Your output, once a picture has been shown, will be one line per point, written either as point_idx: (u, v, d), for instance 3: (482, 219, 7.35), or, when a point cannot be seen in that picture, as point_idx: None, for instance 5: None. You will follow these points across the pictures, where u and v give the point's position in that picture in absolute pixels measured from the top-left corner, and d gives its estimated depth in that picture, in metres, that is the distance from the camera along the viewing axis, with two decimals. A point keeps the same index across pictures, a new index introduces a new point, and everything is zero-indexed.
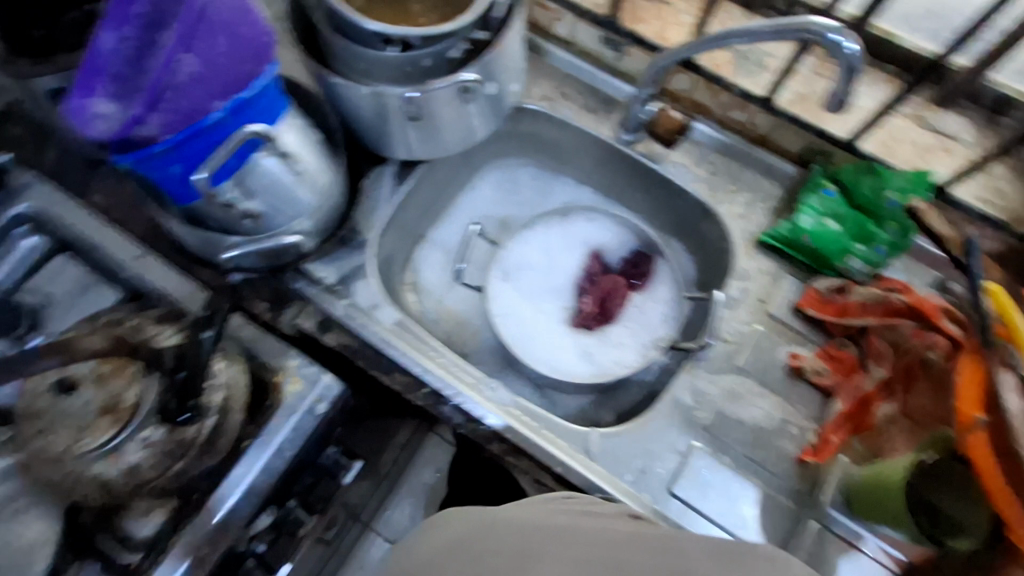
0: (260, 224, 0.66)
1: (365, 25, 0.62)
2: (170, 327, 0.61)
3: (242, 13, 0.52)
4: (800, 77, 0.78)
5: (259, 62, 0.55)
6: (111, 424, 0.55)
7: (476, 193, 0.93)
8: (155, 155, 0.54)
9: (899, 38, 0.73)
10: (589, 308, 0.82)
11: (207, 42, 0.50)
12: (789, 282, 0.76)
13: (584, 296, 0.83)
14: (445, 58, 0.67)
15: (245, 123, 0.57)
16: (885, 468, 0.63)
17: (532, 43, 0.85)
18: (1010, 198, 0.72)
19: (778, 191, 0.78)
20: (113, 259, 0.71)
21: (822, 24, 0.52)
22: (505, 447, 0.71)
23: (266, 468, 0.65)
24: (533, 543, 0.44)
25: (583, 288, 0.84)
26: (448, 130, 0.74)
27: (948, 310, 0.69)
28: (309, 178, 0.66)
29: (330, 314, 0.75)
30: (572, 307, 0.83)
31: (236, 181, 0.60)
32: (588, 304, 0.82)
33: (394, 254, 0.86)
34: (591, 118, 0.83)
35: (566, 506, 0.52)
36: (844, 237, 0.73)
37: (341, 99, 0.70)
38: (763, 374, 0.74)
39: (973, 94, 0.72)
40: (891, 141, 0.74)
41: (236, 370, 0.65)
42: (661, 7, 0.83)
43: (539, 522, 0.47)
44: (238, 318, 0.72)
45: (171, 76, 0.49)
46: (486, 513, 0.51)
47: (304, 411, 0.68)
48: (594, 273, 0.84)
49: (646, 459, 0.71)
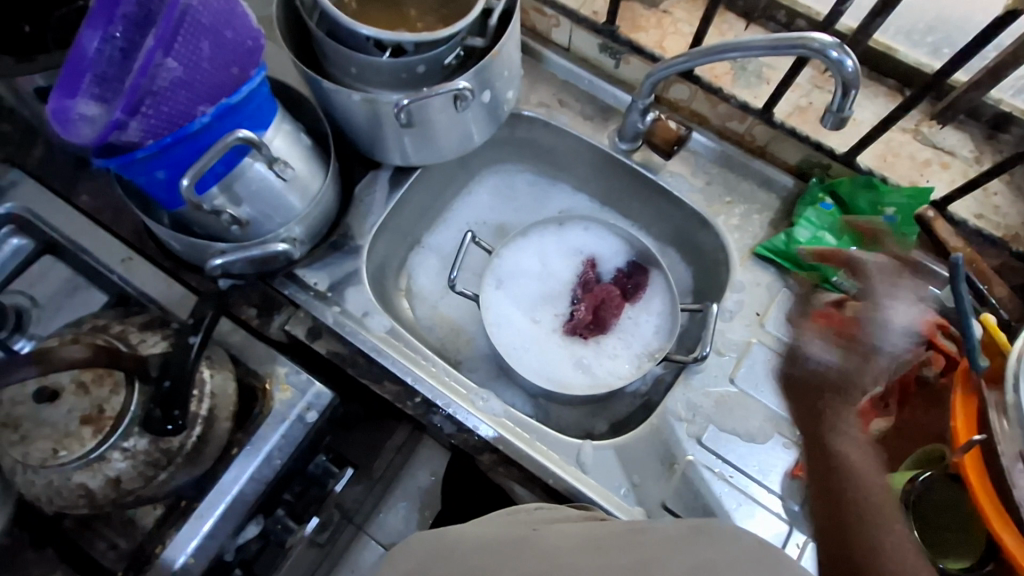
0: (248, 231, 0.65)
1: (357, 29, 0.60)
2: (155, 334, 0.61)
3: (228, 16, 0.51)
4: (798, 89, 0.78)
5: (246, 66, 0.55)
6: (94, 434, 0.54)
7: (473, 198, 0.92)
8: (138, 160, 0.52)
9: (899, 52, 0.73)
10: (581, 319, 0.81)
11: (189, 46, 0.49)
12: (785, 296, 0.76)
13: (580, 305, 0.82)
14: (440, 64, 0.67)
15: (232, 128, 0.56)
16: (882, 486, 0.62)
17: (530, 49, 0.84)
18: (1007, 215, 0.71)
19: (775, 202, 0.78)
20: (100, 261, 0.70)
21: (822, 40, 0.51)
22: (495, 458, 0.70)
23: (254, 476, 0.64)
24: (497, 561, 0.44)
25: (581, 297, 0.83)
26: (442, 137, 0.73)
27: (943, 325, 0.68)
28: (299, 183, 0.65)
29: (321, 322, 0.73)
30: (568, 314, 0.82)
31: (223, 187, 0.58)
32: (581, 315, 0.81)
33: (388, 260, 0.85)
34: (588, 126, 0.82)
35: (541, 516, 0.52)
36: (841, 251, 0.73)
37: (333, 104, 0.68)
38: (758, 387, 0.73)
39: (974, 111, 0.72)
40: (889, 156, 0.74)
41: (223, 378, 0.64)
42: (661, 16, 0.82)
43: (499, 537, 0.48)
44: (227, 323, 0.70)
45: (150, 80, 0.48)
46: (472, 533, 0.50)
47: (293, 420, 0.67)
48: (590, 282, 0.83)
49: (640, 472, 0.70)
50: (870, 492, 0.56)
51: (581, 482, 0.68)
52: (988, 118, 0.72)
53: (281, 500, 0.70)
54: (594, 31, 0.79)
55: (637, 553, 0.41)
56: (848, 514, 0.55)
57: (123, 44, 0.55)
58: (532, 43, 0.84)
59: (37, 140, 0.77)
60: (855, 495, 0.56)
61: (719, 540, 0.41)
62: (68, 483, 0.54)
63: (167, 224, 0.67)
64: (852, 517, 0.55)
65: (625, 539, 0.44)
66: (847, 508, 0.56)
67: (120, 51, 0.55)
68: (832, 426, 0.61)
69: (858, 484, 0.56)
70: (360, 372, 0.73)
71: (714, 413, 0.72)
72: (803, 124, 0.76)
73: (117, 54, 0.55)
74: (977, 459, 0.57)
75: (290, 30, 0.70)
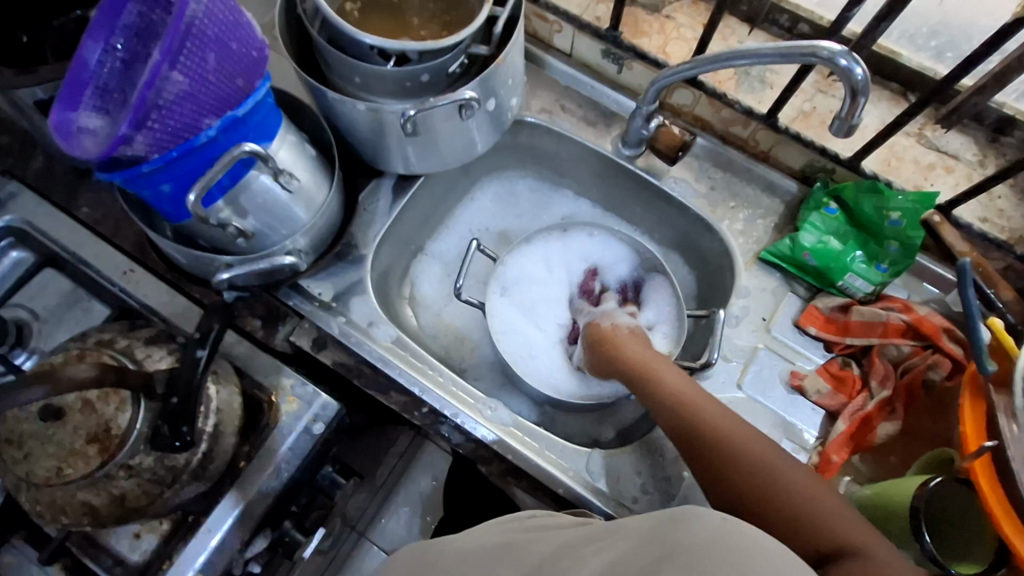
0: (253, 243, 0.65)
1: (361, 39, 0.60)
2: (161, 349, 0.61)
3: (234, 27, 0.51)
4: (801, 93, 0.78)
5: (250, 78, 0.55)
6: (100, 452, 0.54)
7: (475, 205, 0.92)
8: (143, 174, 0.52)
9: (902, 56, 0.74)
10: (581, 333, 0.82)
11: (195, 58, 0.48)
12: (791, 301, 0.76)
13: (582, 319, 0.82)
14: (444, 72, 0.66)
15: (238, 140, 0.55)
16: (892, 492, 0.62)
17: (532, 55, 0.84)
18: (1012, 218, 0.72)
19: (779, 207, 0.78)
20: (103, 274, 0.70)
21: (831, 48, 0.51)
22: (503, 468, 0.70)
23: (263, 488, 0.64)
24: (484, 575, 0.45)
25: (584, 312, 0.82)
26: (446, 145, 0.73)
27: (948, 328, 0.70)
28: (304, 195, 0.65)
29: (326, 332, 0.73)
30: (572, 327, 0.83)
31: (229, 200, 0.58)
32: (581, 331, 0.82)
33: (392, 268, 0.84)
34: (592, 132, 0.82)
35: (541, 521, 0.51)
36: (845, 256, 0.73)
37: (336, 113, 0.68)
38: (766, 392, 0.72)
39: (977, 115, 0.72)
40: (893, 160, 0.74)
41: (229, 393, 0.63)
42: (663, 21, 0.82)
43: (491, 548, 0.48)
44: (231, 335, 0.70)
45: (156, 93, 0.47)
46: (472, 549, 0.49)
47: (300, 432, 0.66)
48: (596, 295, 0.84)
49: (648, 479, 0.70)
50: (722, 415, 0.60)
51: (589, 490, 0.68)
52: (991, 121, 0.72)
53: (288, 512, 0.69)
54: (596, 37, 0.79)
55: (609, 557, 0.40)
56: (714, 443, 0.58)
57: (125, 55, 0.55)
58: (534, 49, 0.84)
59: (36, 151, 0.76)
60: (710, 424, 0.59)
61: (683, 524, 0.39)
62: (73, 501, 0.54)
63: (171, 236, 0.67)
64: (723, 442, 0.58)
65: (600, 543, 0.42)
66: (710, 438, 0.59)
67: (122, 62, 0.55)
68: (653, 372, 0.66)
69: (712, 416, 0.60)
70: (366, 382, 0.73)
71: None
72: (806, 129, 0.76)
73: (118, 65, 0.55)
74: (987, 465, 0.57)
75: (292, 38, 0.69)
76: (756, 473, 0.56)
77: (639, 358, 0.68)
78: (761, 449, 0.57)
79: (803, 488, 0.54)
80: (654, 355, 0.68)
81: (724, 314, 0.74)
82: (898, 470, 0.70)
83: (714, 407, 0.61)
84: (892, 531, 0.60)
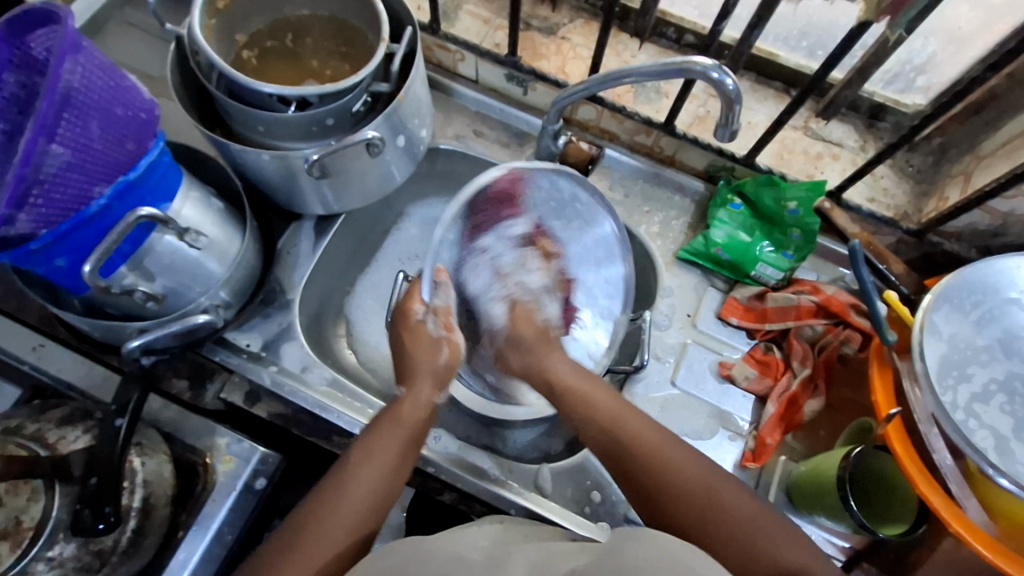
0: (165, 305, 0.63)
1: (259, 88, 0.58)
2: (76, 428, 0.59)
3: (117, 91, 0.50)
4: (696, 99, 0.82)
5: (142, 140, 0.53)
6: (12, 549, 0.52)
7: (402, 233, 0.90)
8: (34, 252, 0.49)
9: (780, 56, 0.79)
10: (495, 233, 0.69)
11: (71, 130, 0.46)
12: (712, 294, 0.80)
13: (527, 254, 0.71)
14: (348, 112, 0.65)
15: (134, 206, 0.54)
16: (822, 465, 0.65)
17: (438, 85, 0.86)
18: (895, 195, 0.78)
19: (691, 206, 0.82)
20: (10, 353, 0.68)
21: (703, 63, 0.54)
22: (455, 495, 0.73)
23: (208, 555, 0.61)
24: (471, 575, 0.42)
25: (552, 276, 0.72)
26: (361, 181, 0.72)
27: (855, 304, 0.74)
28: (215, 248, 0.64)
29: (259, 384, 0.71)
30: (484, 248, 0.69)
31: (132, 265, 0.57)
32: (506, 222, 0.69)
33: (323, 305, 0.82)
34: (505, 153, 0.84)
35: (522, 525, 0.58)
36: (754, 247, 0.77)
37: (241, 163, 0.66)
38: (700, 386, 0.75)
39: (853, 104, 0.78)
40: (784, 153, 0.80)
41: (157, 463, 0.61)
42: (560, 42, 0.85)
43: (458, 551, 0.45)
44: (157, 400, 0.68)
45: (35, 169, 0.44)
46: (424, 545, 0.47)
47: (241, 490, 0.64)
48: (546, 253, 0.72)
49: (599, 485, 0.71)
50: (659, 440, 0.57)
51: (542, 507, 0.68)
52: (866, 109, 0.78)
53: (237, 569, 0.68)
54: (497, 63, 0.81)
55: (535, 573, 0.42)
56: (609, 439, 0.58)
57: (6, 127, 0.50)
58: (440, 78, 0.86)
59: None
60: (649, 451, 0.56)
61: (646, 541, 0.43)
62: None
63: (80, 309, 0.64)
64: (661, 465, 0.55)
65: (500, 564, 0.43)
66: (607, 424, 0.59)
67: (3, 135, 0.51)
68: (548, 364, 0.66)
69: (645, 437, 0.57)
70: (306, 430, 0.72)
71: (661, 416, 0.73)
72: (703, 132, 0.81)
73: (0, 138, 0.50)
74: (900, 429, 0.60)
75: (186, 91, 0.68)
76: (700, 505, 0.52)
77: (569, 384, 0.63)
78: (701, 477, 0.54)
79: (751, 519, 0.51)
80: (582, 377, 0.64)
81: (652, 317, 0.77)
82: (828, 443, 0.74)
83: (689, 456, 0.55)
84: (827, 502, 0.63)
